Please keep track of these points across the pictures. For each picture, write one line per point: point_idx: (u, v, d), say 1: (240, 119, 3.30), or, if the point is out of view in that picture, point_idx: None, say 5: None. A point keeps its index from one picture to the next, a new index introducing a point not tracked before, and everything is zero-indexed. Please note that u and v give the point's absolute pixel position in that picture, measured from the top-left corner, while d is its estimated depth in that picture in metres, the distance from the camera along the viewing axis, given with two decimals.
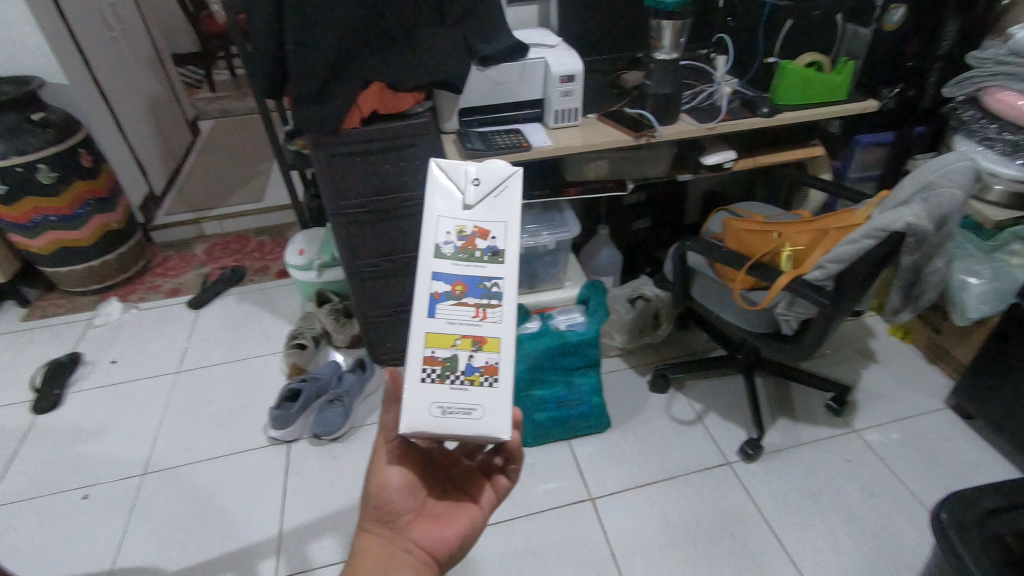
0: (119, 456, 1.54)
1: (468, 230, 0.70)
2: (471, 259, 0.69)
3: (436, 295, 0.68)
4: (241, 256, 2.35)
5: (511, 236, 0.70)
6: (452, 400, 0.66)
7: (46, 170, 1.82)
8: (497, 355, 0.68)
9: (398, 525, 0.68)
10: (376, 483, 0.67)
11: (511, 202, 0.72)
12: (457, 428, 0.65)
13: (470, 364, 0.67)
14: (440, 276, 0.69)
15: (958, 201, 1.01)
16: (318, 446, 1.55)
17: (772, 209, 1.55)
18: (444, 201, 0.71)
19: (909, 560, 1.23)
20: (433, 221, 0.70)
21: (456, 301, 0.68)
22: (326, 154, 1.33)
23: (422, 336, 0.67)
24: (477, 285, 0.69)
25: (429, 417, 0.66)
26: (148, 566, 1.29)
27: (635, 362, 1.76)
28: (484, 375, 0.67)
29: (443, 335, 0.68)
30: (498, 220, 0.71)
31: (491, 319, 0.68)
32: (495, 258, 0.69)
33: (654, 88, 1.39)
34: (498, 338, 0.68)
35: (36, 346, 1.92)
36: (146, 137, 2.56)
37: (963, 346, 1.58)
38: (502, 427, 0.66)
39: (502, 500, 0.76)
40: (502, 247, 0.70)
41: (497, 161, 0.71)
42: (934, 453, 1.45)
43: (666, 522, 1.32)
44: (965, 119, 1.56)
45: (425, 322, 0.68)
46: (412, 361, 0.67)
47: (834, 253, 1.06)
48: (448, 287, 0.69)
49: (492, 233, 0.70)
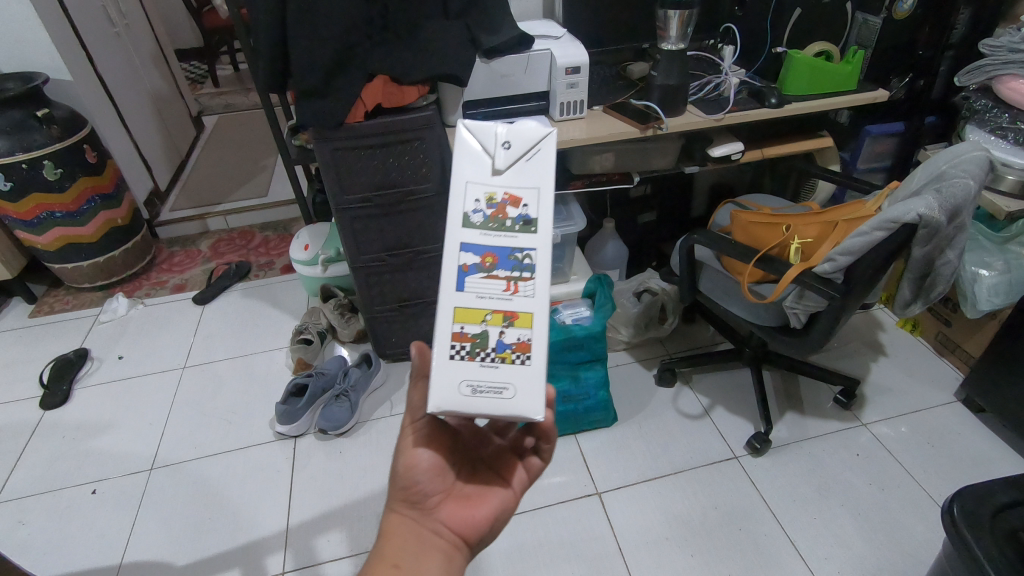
0: (127, 451, 1.55)
1: (499, 197, 0.66)
2: (502, 228, 0.65)
3: (464, 267, 0.65)
4: (247, 251, 2.35)
5: (545, 203, 0.66)
6: (482, 379, 0.64)
7: (51, 166, 1.83)
8: (530, 331, 0.65)
9: (427, 507, 0.66)
10: (404, 463, 0.66)
11: (545, 166, 0.67)
12: (487, 407, 0.63)
13: (501, 341, 0.65)
14: (468, 247, 0.65)
15: (972, 191, 0.99)
16: (324, 441, 1.55)
17: (780, 201, 1.53)
18: (473, 165, 0.67)
19: (919, 554, 1.22)
20: (462, 187, 0.66)
21: (486, 274, 0.65)
22: (330, 148, 1.32)
23: (450, 311, 0.65)
24: (508, 257, 0.65)
25: (458, 397, 0.64)
26: (156, 560, 1.29)
27: (642, 356, 1.76)
28: (516, 352, 0.65)
29: (473, 310, 0.65)
30: (531, 186, 0.66)
31: (523, 293, 0.65)
32: (527, 227, 0.65)
33: (660, 79, 1.38)
34: (531, 313, 0.65)
35: (44, 342, 1.93)
36: (151, 132, 2.56)
37: (974, 339, 1.57)
38: (536, 406, 0.63)
39: (535, 480, 0.75)
40: (535, 216, 0.66)
41: (531, 122, 0.67)
42: (944, 447, 1.43)
43: (674, 517, 1.32)
44: (976, 108, 1.54)
45: (453, 297, 0.65)
46: (441, 338, 0.64)
47: (845, 246, 1.05)
48: (477, 259, 0.65)
49: (524, 200, 0.66)
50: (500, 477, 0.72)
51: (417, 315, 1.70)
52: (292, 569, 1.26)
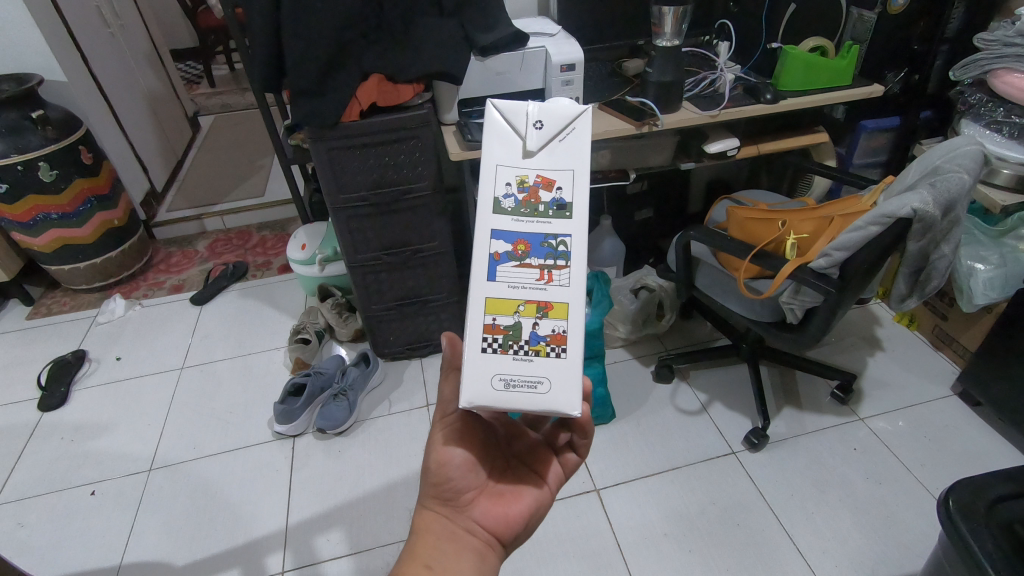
0: (126, 452, 1.55)
1: (530, 180, 0.64)
2: (535, 213, 0.63)
3: (496, 255, 0.63)
4: (244, 251, 2.34)
5: (580, 185, 0.63)
6: (516, 372, 0.62)
7: (47, 168, 1.82)
8: (565, 322, 0.63)
9: (460, 504, 0.67)
10: (436, 459, 0.67)
11: (578, 146, 0.65)
12: (522, 402, 0.61)
13: (535, 333, 0.63)
14: (500, 234, 0.63)
15: (967, 185, 1.00)
16: (323, 440, 1.55)
17: (776, 196, 1.53)
18: (503, 147, 0.65)
19: (916, 548, 1.23)
20: (492, 169, 0.64)
21: (519, 262, 0.63)
22: (326, 147, 1.32)
23: (481, 301, 0.63)
24: (541, 244, 0.63)
25: (490, 391, 0.62)
26: (156, 560, 1.29)
27: (640, 353, 1.76)
28: (550, 345, 0.63)
29: (505, 301, 0.63)
30: (565, 168, 0.64)
31: (558, 282, 0.63)
32: (561, 212, 0.63)
33: (656, 76, 1.38)
34: (566, 304, 0.63)
35: (41, 344, 1.92)
36: (146, 132, 2.55)
37: (970, 333, 1.57)
38: (572, 401, 0.61)
39: (570, 476, 0.74)
40: (569, 199, 0.63)
41: (565, 100, 0.64)
42: (942, 441, 1.44)
43: (672, 512, 1.32)
44: (972, 102, 1.54)
45: (485, 287, 0.63)
46: (472, 330, 0.63)
47: (840, 241, 1.05)
48: (509, 247, 0.63)
49: (557, 183, 0.64)
50: (534, 473, 0.72)
51: (415, 314, 1.71)
52: (292, 568, 1.26)
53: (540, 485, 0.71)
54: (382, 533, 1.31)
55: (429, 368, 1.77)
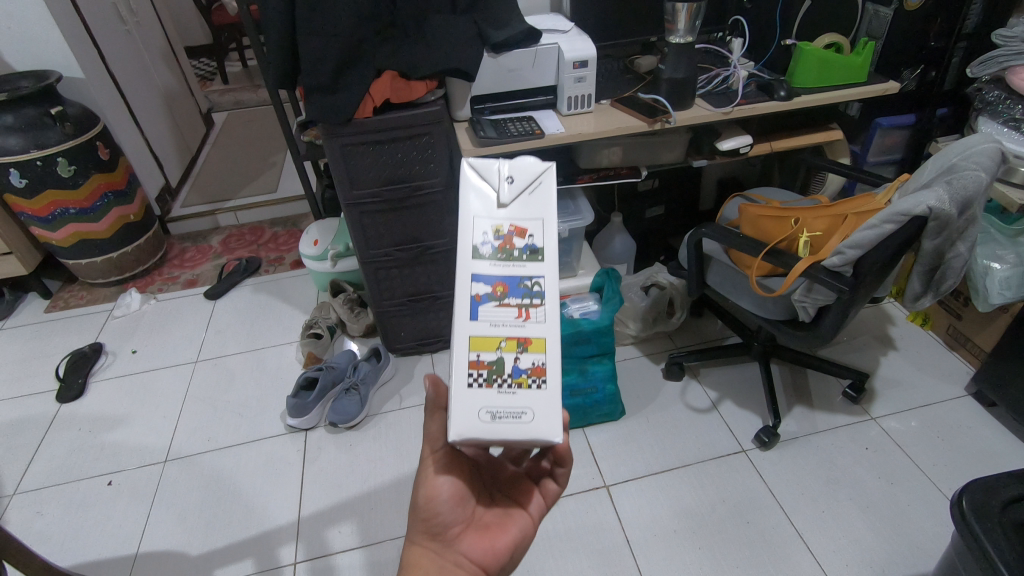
0: (142, 443, 1.57)
1: (505, 229, 0.65)
2: (510, 259, 0.64)
3: (476, 297, 0.64)
4: (257, 247, 2.37)
5: (551, 232, 0.65)
6: (501, 404, 0.62)
7: (65, 163, 1.85)
8: (543, 355, 0.63)
9: (447, 538, 0.67)
10: (425, 494, 0.66)
11: (547, 198, 0.66)
12: (507, 433, 0.61)
13: (516, 366, 0.63)
14: (479, 277, 0.64)
15: (983, 183, 0.99)
16: (334, 434, 1.57)
17: (788, 194, 1.52)
18: (478, 200, 0.66)
19: (927, 548, 1.22)
20: (468, 221, 0.65)
21: (498, 302, 0.64)
22: (338, 143, 1.33)
23: (465, 340, 0.63)
24: (517, 285, 0.64)
25: (478, 424, 0.62)
26: (171, 550, 1.32)
27: (650, 351, 1.76)
28: (531, 377, 0.63)
29: (487, 338, 0.63)
30: (536, 216, 0.65)
31: (535, 319, 0.64)
32: (534, 257, 0.64)
33: (669, 72, 1.38)
34: (544, 338, 0.63)
35: (59, 337, 1.96)
36: (162, 129, 2.58)
37: (985, 333, 1.56)
38: (555, 429, 0.61)
39: (551, 505, 0.76)
40: (542, 245, 0.65)
41: (531, 156, 0.66)
42: (955, 441, 1.43)
43: (681, 509, 1.32)
44: (989, 100, 1.52)
45: (467, 326, 0.63)
46: (457, 368, 0.63)
47: (854, 239, 1.04)
48: (489, 289, 0.64)
49: (530, 230, 0.65)
50: (518, 504, 0.73)
51: (425, 310, 1.72)
52: (305, 559, 1.28)
53: (525, 516, 0.72)
54: (394, 526, 1.33)
55: (439, 364, 1.78)
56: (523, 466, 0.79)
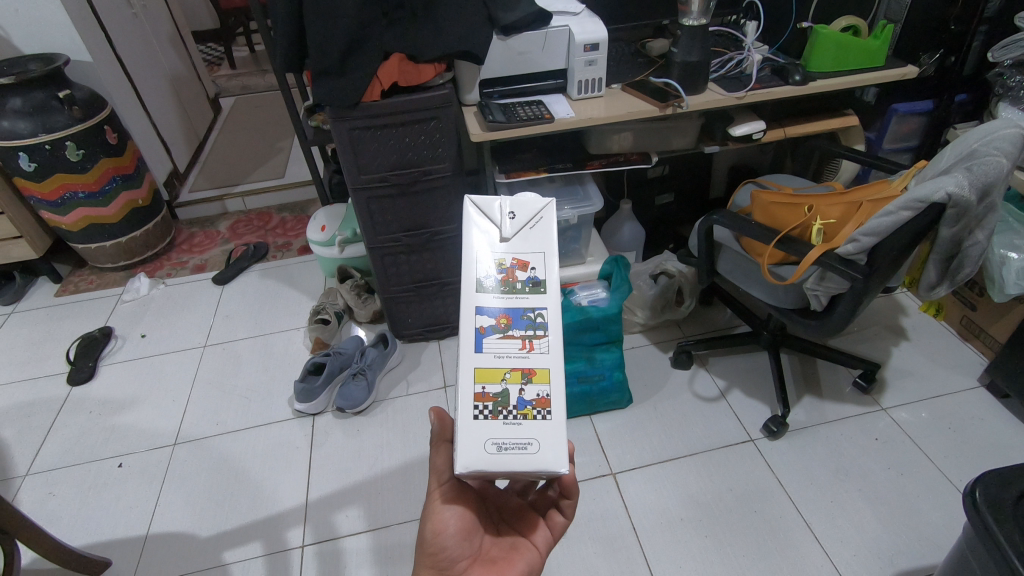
0: (151, 426, 1.59)
1: (507, 262, 0.68)
2: (514, 291, 0.66)
3: (480, 329, 0.66)
4: (265, 232, 2.37)
5: (552, 266, 0.67)
6: (507, 435, 0.63)
7: (74, 147, 1.85)
8: (548, 386, 0.65)
9: (454, 573, 0.67)
10: (431, 528, 0.66)
11: (547, 232, 0.69)
12: (513, 464, 0.62)
13: (521, 398, 0.64)
14: (483, 310, 0.66)
15: (1004, 169, 0.96)
16: (342, 419, 1.57)
17: (801, 181, 1.50)
18: (480, 235, 0.69)
19: (936, 540, 1.21)
20: (471, 256, 0.68)
21: (502, 334, 0.66)
22: (347, 127, 1.31)
23: (470, 371, 0.65)
24: (521, 317, 0.66)
25: (484, 456, 0.63)
26: (181, 531, 1.33)
27: (658, 339, 1.74)
28: (536, 409, 0.64)
29: (491, 369, 0.65)
30: (536, 250, 0.68)
31: (538, 350, 0.65)
32: (536, 288, 0.67)
33: (681, 56, 1.35)
34: (548, 369, 0.65)
35: (70, 321, 1.97)
36: (169, 113, 2.57)
37: (1000, 324, 1.53)
38: (561, 460, 0.63)
39: (557, 538, 0.76)
40: (543, 277, 0.67)
41: (530, 194, 0.69)
42: (966, 433, 1.41)
43: (688, 498, 1.32)
44: (1011, 85, 1.48)
45: (472, 358, 0.65)
46: (463, 400, 0.64)
47: (869, 226, 1.02)
48: (493, 321, 0.66)
49: (531, 263, 0.68)
50: (523, 537, 0.74)
51: (433, 297, 1.71)
52: (312, 542, 1.29)
53: (531, 549, 0.73)
54: (400, 511, 1.33)
55: (447, 351, 1.78)
56: (528, 498, 0.79)
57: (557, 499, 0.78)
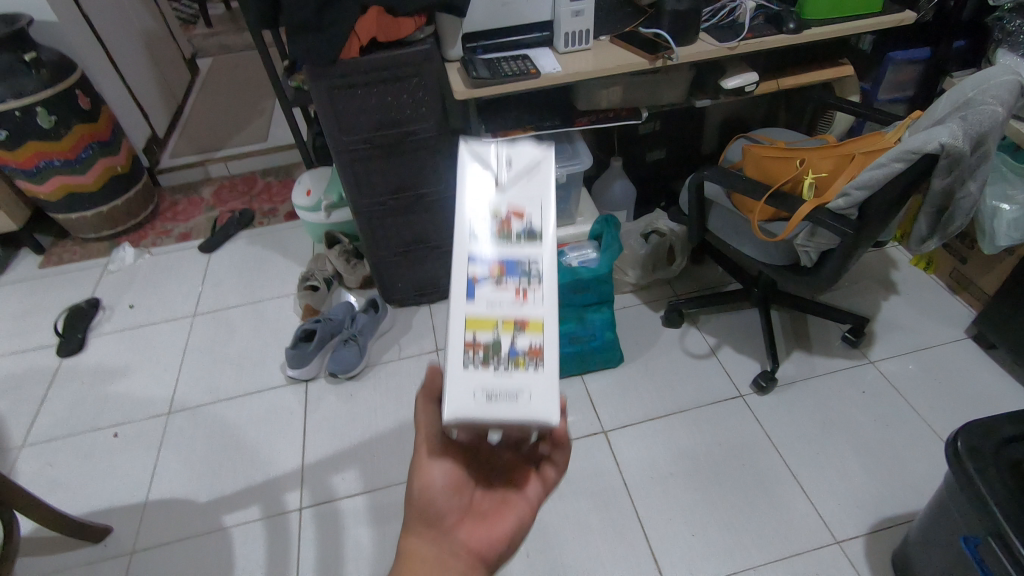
0: (144, 395, 1.59)
1: (502, 210, 0.65)
2: (509, 241, 0.64)
3: (474, 277, 0.64)
4: (249, 198, 2.32)
5: (549, 215, 0.65)
6: (497, 384, 0.61)
7: (45, 113, 1.79)
8: (542, 337, 0.62)
9: (445, 526, 0.67)
10: (419, 481, 0.67)
11: (547, 180, 0.66)
12: (505, 412, 0.60)
13: (514, 347, 0.62)
14: (476, 257, 0.64)
15: (999, 118, 0.94)
16: (335, 384, 1.57)
17: (792, 134, 1.47)
18: (474, 175, 0.66)
19: (919, 486, 1.25)
20: (465, 201, 0.66)
21: (497, 284, 0.64)
22: (325, 87, 1.27)
23: (461, 319, 0.63)
24: (515, 267, 0.64)
25: (473, 404, 0.60)
26: (179, 497, 1.35)
27: (649, 298, 1.74)
28: (529, 358, 0.62)
29: (483, 318, 0.63)
30: (533, 199, 0.66)
31: (533, 300, 0.63)
32: (532, 238, 0.64)
33: (672, 4, 1.30)
34: (542, 319, 0.63)
35: (56, 292, 1.95)
36: (144, 75, 2.48)
37: (989, 275, 1.54)
38: (553, 411, 0.60)
39: (552, 489, 0.76)
40: (540, 226, 0.65)
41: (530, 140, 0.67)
42: (953, 384, 1.44)
43: (678, 452, 1.34)
44: (1010, 30, 1.43)
45: (463, 306, 0.63)
46: (452, 349, 0.62)
47: (860, 179, 1.00)
48: (486, 269, 0.64)
49: (528, 213, 0.65)
50: (514, 487, 0.73)
51: (422, 260, 1.69)
52: (310, 504, 1.31)
53: (522, 501, 0.72)
54: (396, 472, 1.35)
55: (438, 314, 1.77)
56: (522, 451, 0.79)
57: (548, 452, 0.77)
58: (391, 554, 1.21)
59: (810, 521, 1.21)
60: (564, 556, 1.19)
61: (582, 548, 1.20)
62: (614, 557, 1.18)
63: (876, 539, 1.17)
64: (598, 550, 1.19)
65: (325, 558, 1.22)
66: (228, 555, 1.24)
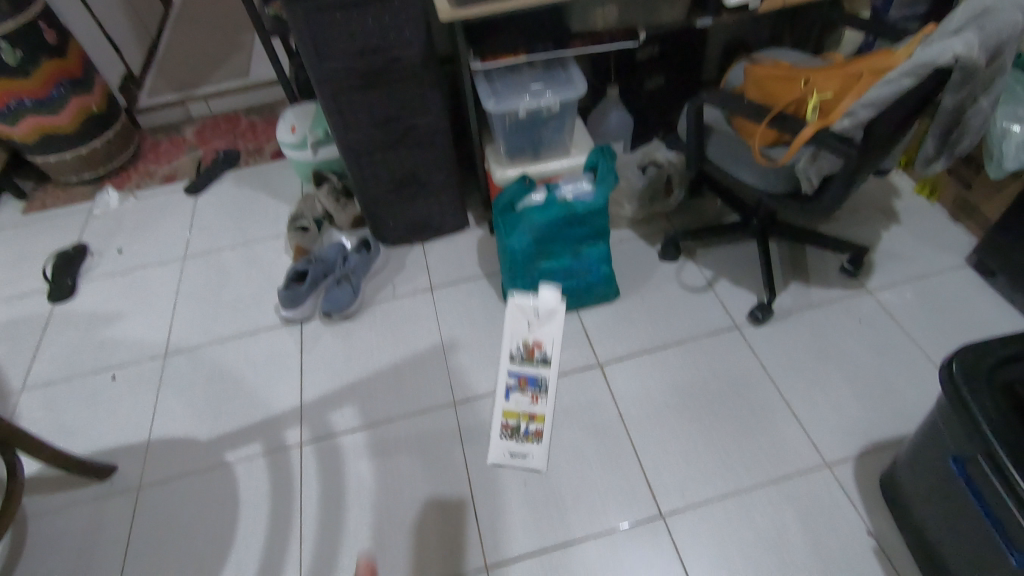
0: (140, 339, 1.59)
1: (531, 343, 1.34)
2: (531, 363, 1.33)
3: (509, 386, 1.32)
4: (233, 137, 2.24)
5: (555, 349, 1.33)
6: (515, 448, 1.25)
7: (9, 49, 1.69)
8: (542, 423, 1.28)
9: None
10: None
11: (557, 322, 1.35)
12: (519, 463, 1.24)
13: (528, 428, 1.27)
14: (511, 373, 1.33)
15: (1016, 28, 0.89)
16: (330, 325, 1.57)
17: (798, 54, 1.39)
18: (515, 322, 1.35)
19: (910, 411, 1.26)
20: (510, 333, 1.35)
21: (521, 392, 1.32)
22: (301, 9, 1.19)
23: (501, 410, 1.30)
24: (532, 382, 1.32)
25: (503, 455, 1.25)
26: (181, 436, 1.37)
27: (646, 232, 1.69)
28: (534, 436, 1.26)
29: (512, 411, 1.29)
30: (549, 337, 1.34)
31: (540, 402, 1.30)
32: (545, 363, 1.33)
33: None
34: (544, 414, 1.29)
35: (42, 238, 1.91)
36: (112, 6, 2.34)
37: (994, 201, 1.50)
38: (543, 461, 1.24)
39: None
40: (551, 355, 1.33)
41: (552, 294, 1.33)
42: (950, 311, 1.43)
43: (673, 384, 1.35)
44: None
45: (503, 403, 1.30)
46: (495, 427, 1.28)
47: (868, 97, 0.95)
48: (516, 381, 1.32)
49: (545, 345, 1.34)
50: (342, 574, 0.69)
51: (413, 197, 1.65)
52: (310, 440, 1.33)
53: None
54: (394, 408, 1.37)
55: (432, 252, 1.74)
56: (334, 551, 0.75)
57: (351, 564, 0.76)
58: (392, 485, 1.24)
59: (801, 447, 1.23)
60: (561, 483, 1.22)
61: (578, 476, 1.23)
62: (609, 484, 1.21)
63: (866, 462, 1.20)
64: (593, 478, 1.22)
65: (327, 490, 1.25)
66: (233, 488, 1.27)
